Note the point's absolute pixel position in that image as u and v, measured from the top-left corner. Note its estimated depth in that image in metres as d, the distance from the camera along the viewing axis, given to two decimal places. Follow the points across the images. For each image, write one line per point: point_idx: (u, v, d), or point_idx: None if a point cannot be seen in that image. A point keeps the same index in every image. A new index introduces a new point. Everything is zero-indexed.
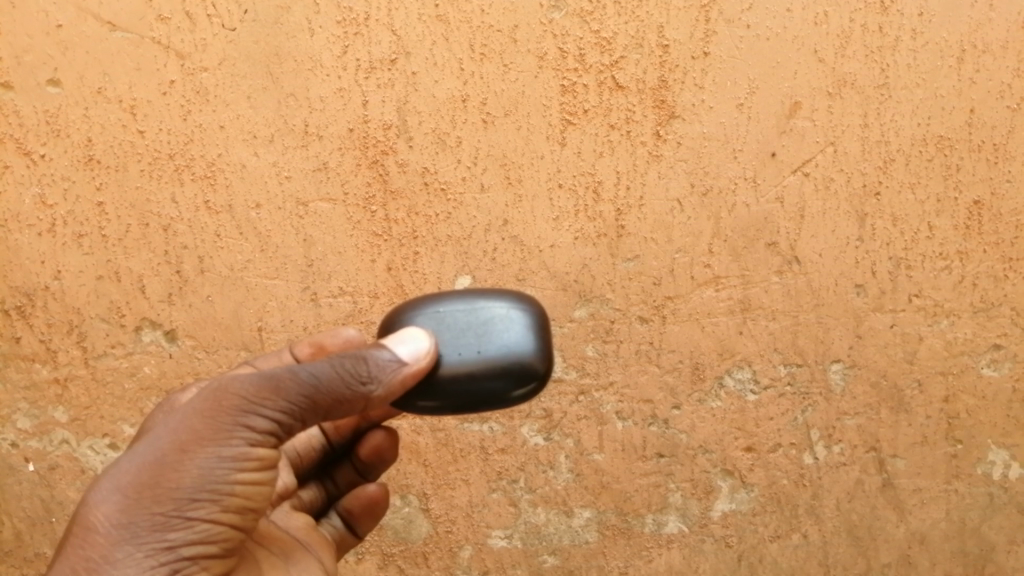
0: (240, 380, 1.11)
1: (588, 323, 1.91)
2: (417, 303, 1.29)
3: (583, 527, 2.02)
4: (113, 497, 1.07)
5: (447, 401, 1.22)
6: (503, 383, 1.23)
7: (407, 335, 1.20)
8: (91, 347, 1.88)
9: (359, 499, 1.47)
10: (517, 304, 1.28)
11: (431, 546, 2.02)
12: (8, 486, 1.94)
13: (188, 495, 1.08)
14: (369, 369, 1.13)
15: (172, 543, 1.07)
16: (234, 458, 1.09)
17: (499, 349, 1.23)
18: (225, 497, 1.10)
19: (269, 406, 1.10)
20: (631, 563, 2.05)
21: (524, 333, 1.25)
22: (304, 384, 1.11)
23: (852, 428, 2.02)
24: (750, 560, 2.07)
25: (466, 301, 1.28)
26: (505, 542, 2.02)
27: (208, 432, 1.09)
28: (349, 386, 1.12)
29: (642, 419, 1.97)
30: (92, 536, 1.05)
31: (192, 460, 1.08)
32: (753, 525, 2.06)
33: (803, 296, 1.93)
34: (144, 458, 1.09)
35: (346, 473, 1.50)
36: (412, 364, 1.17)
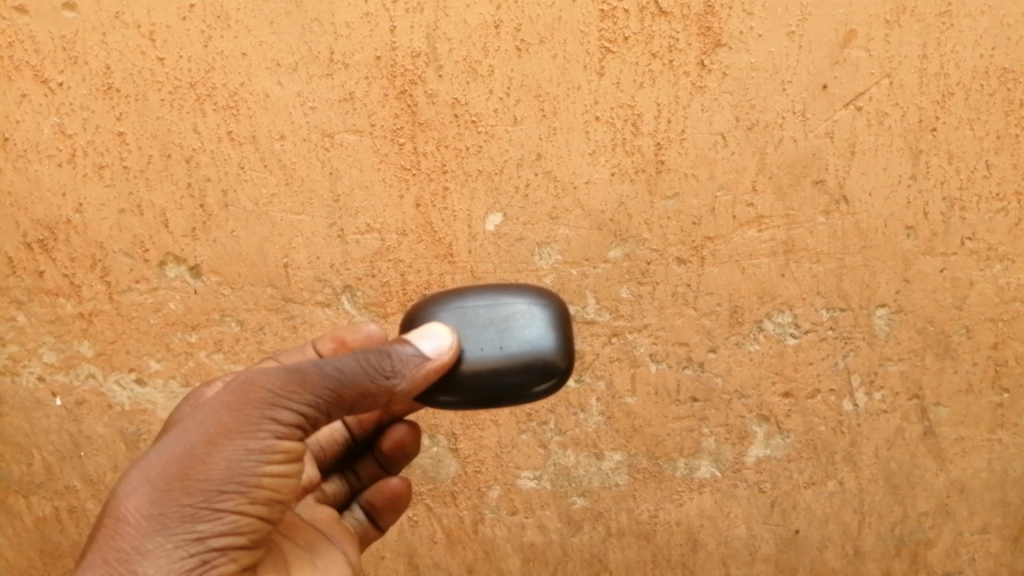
0: (267, 374, 1.15)
1: (623, 264, 1.84)
2: (440, 298, 1.33)
3: (613, 470, 1.98)
4: (143, 489, 1.10)
5: (468, 395, 1.26)
6: (523, 378, 1.27)
7: (431, 330, 1.25)
8: (115, 282, 1.85)
9: (381, 492, 1.51)
10: (537, 301, 1.32)
11: (459, 486, 2.00)
12: (36, 420, 1.93)
13: (217, 486, 1.11)
14: (392, 364, 1.18)
15: (202, 533, 1.11)
16: (261, 450, 1.13)
17: (520, 345, 1.27)
18: (253, 487, 1.13)
19: (295, 399, 1.14)
20: (661, 506, 2.02)
21: (544, 330, 1.29)
22: (329, 377, 1.15)
23: (895, 374, 1.95)
24: (782, 505, 2.04)
25: (488, 296, 1.32)
26: (534, 483, 2.00)
27: (235, 424, 1.12)
28: (372, 380, 1.16)
29: (676, 362, 1.91)
30: (124, 526, 1.09)
31: (220, 452, 1.12)
32: (787, 471, 2.01)
33: (849, 237, 1.84)
34: (174, 450, 1.12)
35: (369, 467, 1.54)
36: (434, 359, 1.22)
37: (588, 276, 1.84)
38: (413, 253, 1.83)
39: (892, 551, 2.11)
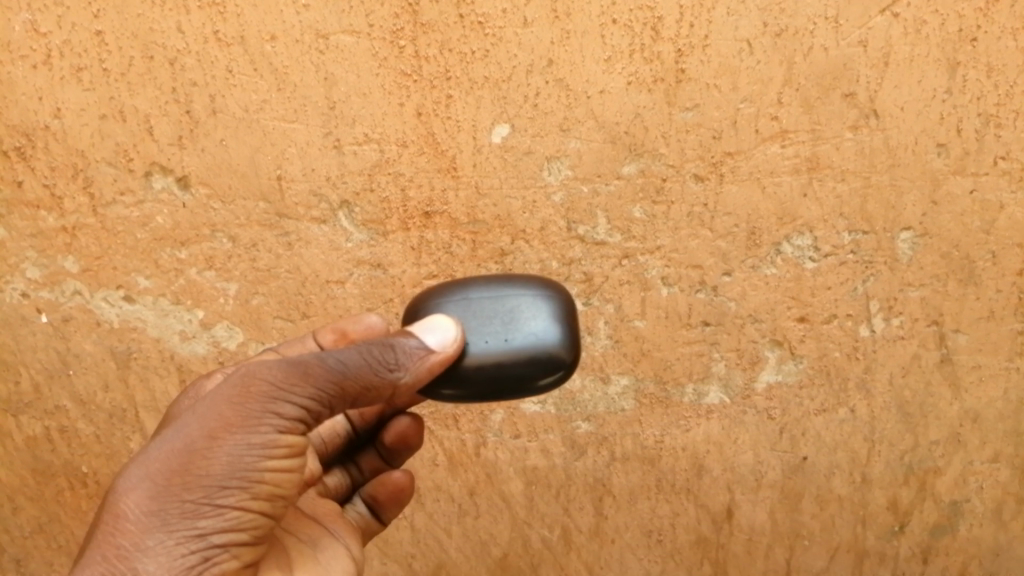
0: (268, 367, 1.13)
1: (637, 181, 1.74)
2: (445, 290, 1.34)
3: (620, 395, 1.92)
4: (142, 485, 1.06)
5: (472, 388, 1.27)
6: (527, 371, 1.27)
7: (434, 323, 1.25)
8: (99, 194, 1.75)
9: (383, 486, 1.47)
10: (543, 293, 1.32)
11: (461, 410, 1.96)
12: (21, 338, 1.87)
13: (218, 481, 1.08)
14: (396, 356, 1.19)
15: (203, 530, 1.07)
16: (263, 443, 1.10)
17: (524, 338, 1.27)
18: (255, 482, 1.10)
19: (298, 392, 1.12)
20: (668, 432, 1.97)
21: (550, 324, 1.29)
22: (332, 370, 1.14)
23: (915, 300, 1.87)
24: (792, 433, 1.99)
25: (493, 288, 1.32)
26: (538, 407, 1.95)
27: (237, 418, 1.09)
28: (376, 372, 1.17)
29: (689, 286, 1.82)
30: (123, 523, 1.05)
31: (221, 447, 1.08)
32: (798, 399, 1.95)
33: (877, 155, 1.74)
34: (173, 445, 1.08)
35: (371, 460, 1.49)
36: (436, 353, 1.22)
37: (600, 193, 1.74)
38: (414, 166, 1.72)
39: (900, 479, 2.08)
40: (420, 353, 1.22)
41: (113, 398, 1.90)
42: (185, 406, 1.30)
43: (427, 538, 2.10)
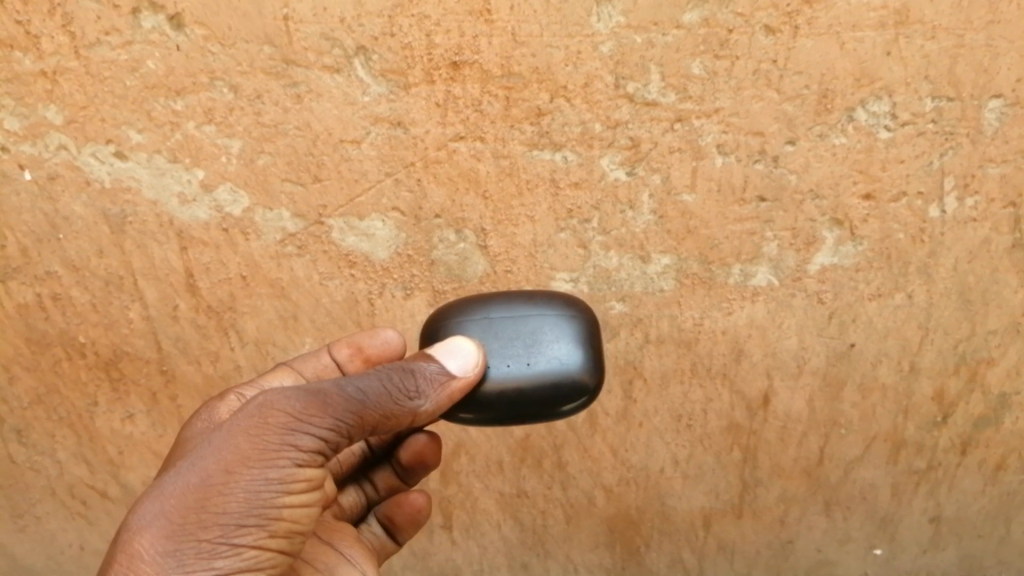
0: (285, 398, 1.17)
1: (699, 32, 1.51)
2: (469, 307, 1.42)
3: (659, 275, 1.75)
4: (157, 522, 1.07)
5: (491, 409, 1.34)
6: (547, 396, 1.33)
7: (456, 344, 1.33)
8: (81, 35, 1.54)
9: (398, 509, 1.54)
10: (564, 318, 1.38)
11: (487, 287, 1.75)
12: (5, 197, 1.70)
13: (234, 519, 1.10)
14: (416, 384, 1.27)
15: (219, 569, 1.09)
16: (280, 477, 1.14)
17: (545, 363, 1.34)
18: (269, 518, 1.13)
19: (316, 423, 1.17)
20: (708, 315, 1.81)
21: (571, 347, 1.35)
22: (352, 399, 1.21)
23: (994, 178, 1.67)
24: (841, 318, 1.84)
25: (516, 308, 1.40)
26: (570, 286, 1.76)
27: (254, 453, 1.12)
28: (395, 400, 1.25)
29: (747, 156, 1.62)
30: (138, 561, 1.05)
31: (238, 483, 1.11)
32: (853, 283, 1.79)
33: (976, 9, 1.50)
34: (188, 480, 1.10)
35: (387, 478, 1.54)
36: (456, 378, 1.30)
37: (655, 45, 1.52)
38: (441, 7, 1.49)
39: (950, 369, 1.95)
40: (437, 380, 1.29)
41: (108, 264, 1.75)
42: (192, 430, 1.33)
43: (445, 421, 1.98)
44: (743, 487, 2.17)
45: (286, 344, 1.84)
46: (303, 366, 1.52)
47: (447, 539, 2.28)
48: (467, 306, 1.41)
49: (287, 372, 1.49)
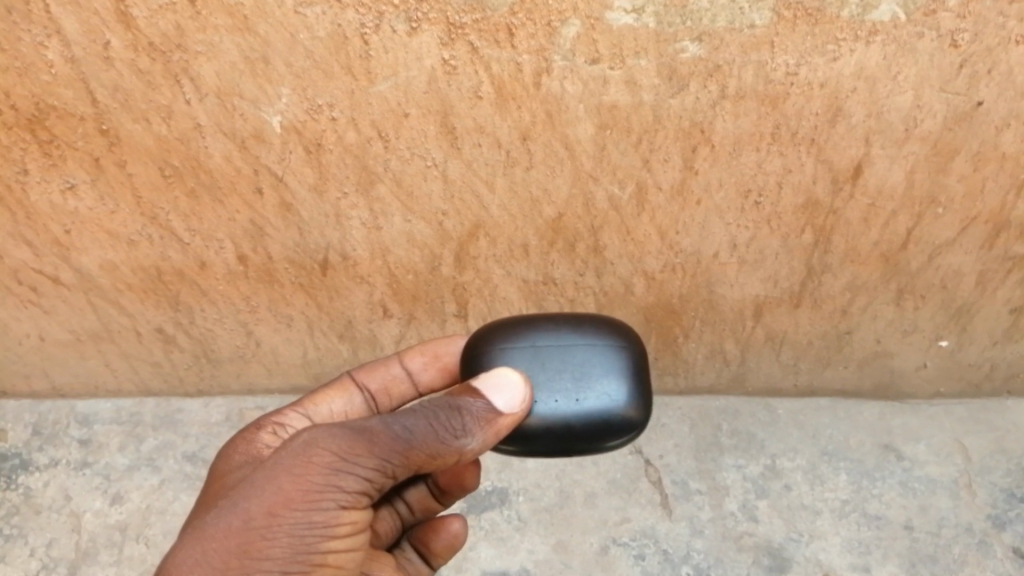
0: (329, 436, 1.12)
1: None
2: (513, 332, 1.35)
3: (751, 5, 1.32)
4: (200, 565, 1.05)
5: (537, 440, 1.29)
6: (595, 431, 1.29)
7: (506, 374, 1.25)
8: None
9: (435, 535, 1.45)
10: (612, 350, 1.33)
11: (521, 20, 1.33)
12: None
13: (277, 565, 1.07)
14: (464, 422, 1.18)
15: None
16: (323, 522, 1.10)
17: (593, 401, 1.29)
18: (308, 562, 1.10)
19: (362, 463, 1.12)
20: (806, 61, 1.40)
21: (619, 384, 1.30)
22: (398, 438, 1.14)
23: None
24: (975, 68, 1.42)
25: (562, 339, 1.34)
26: (631, 20, 1.34)
27: (298, 494, 1.09)
28: (441, 440, 1.16)
29: None
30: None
31: (282, 526, 1.08)
32: (1001, 19, 1.35)
33: None
34: (231, 522, 1.07)
35: (422, 499, 1.42)
36: (506, 413, 1.22)
37: None
38: None
39: None
40: (484, 419, 1.20)
41: None
42: (239, 459, 1.27)
43: (462, 200, 1.60)
44: (808, 274, 1.83)
45: (256, 97, 1.43)
46: (370, 377, 1.48)
47: (461, 330, 1.92)
48: (511, 332, 1.35)
49: (355, 389, 1.47)
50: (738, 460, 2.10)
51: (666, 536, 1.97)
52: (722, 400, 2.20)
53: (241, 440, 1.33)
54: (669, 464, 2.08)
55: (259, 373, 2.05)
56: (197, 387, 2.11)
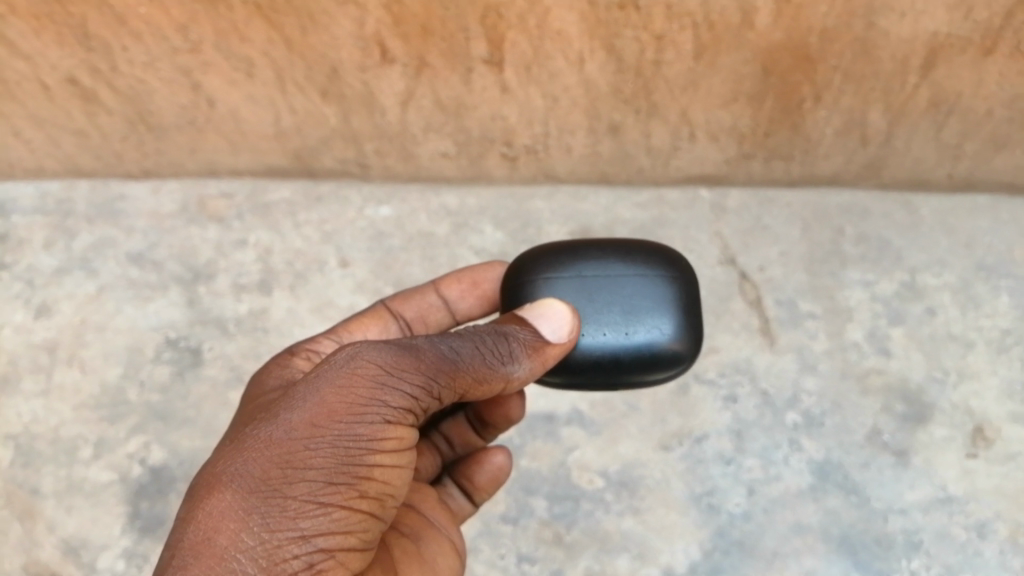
0: (371, 348, 0.87)
1: None
2: (552, 257, 1.07)
3: None
4: (235, 477, 0.79)
5: (580, 377, 1.03)
6: (644, 370, 1.02)
7: (553, 302, 0.98)
8: None
9: (478, 468, 1.15)
10: (669, 281, 1.04)
11: None
12: None
13: (321, 475, 0.81)
14: (509, 347, 0.94)
15: (304, 530, 0.80)
16: (375, 433, 0.83)
17: (643, 337, 1.01)
18: (359, 478, 0.82)
19: (410, 379, 0.86)
20: None
21: (677, 316, 1.03)
22: (447, 355, 0.90)
23: None
24: None
25: (609, 267, 1.06)
26: None
27: (342, 403, 0.82)
28: (487, 364, 0.93)
29: None
30: (216, 521, 0.77)
31: (328, 437, 0.81)
32: None
33: None
34: (268, 434, 0.81)
35: (461, 432, 1.16)
36: (553, 342, 0.96)
37: None
38: None
39: None
40: (530, 345, 0.96)
41: None
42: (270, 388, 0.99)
43: None
44: None
45: None
46: (403, 302, 1.18)
47: (494, 84, 1.35)
48: (551, 255, 1.07)
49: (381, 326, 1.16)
50: (866, 276, 1.54)
51: (767, 373, 1.45)
52: (845, 195, 1.61)
53: (276, 366, 1.04)
54: (773, 279, 1.52)
55: (220, 147, 1.52)
56: (142, 167, 1.58)
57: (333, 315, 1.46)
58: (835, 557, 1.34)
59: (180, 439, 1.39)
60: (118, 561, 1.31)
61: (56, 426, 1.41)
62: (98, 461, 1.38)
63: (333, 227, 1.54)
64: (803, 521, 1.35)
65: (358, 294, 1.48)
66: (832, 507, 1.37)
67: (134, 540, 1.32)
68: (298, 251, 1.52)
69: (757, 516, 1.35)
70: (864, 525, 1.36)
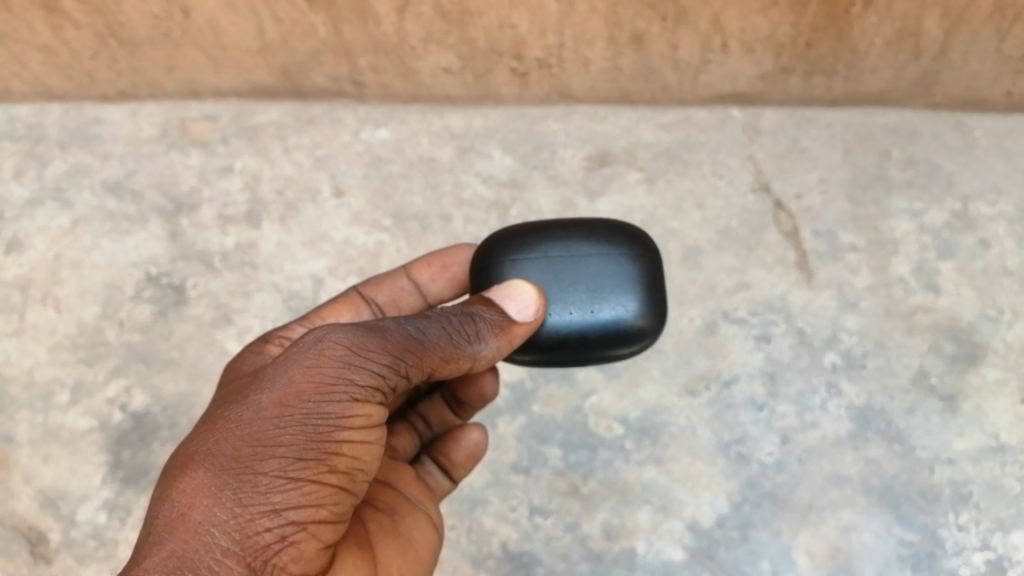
0: (337, 329, 0.80)
1: None
2: (517, 239, 0.97)
3: None
4: (208, 456, 0.73)
5: (546, 357, 0.94)
6: (609, 348, 0.92)
7: (517, 282, 0.91)
8: None
9: (453, 445, 1.05)
10: (637, 259, 0.94)
11: None
12: None
13: (292, 450, 0.74)
14: (477, 326, 0.87)
15: (276, 504, 0.73)
16: (345, 409, 0.77)
17: (609, 316, 0.91)
18: (331, 452, 0.76)
19: (377, 358, 0.79)
20: None
21: (642, 292, 0.93)
22: (415, 334, 0.83)
23: None
24: None
25: (572, 245, 0.95)
26: None
27: (309, 383, 0.76)
28: (454, 343, 0.85)
29: None
30: (188, 499, 0.72)
31: (298, 415, 0.75)
32: None
33: None
34: (239, 415, 0.76)
35: (439, 411, 1.08)
36: (518, 319, 0.89)
37: None
38: None
39: None
40: (498, 324, 0.88)
41: None
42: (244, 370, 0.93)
43: None
44: None
45: None
46: (374, 287, 1.08)
47: None
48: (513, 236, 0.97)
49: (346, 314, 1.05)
50: (914, 205, 1.40)
51: (803, 311, 1.32)
52: (892, 114, 1.46)
53: (246, 356, 0.95)
54: (811, 208, 1.39)
55: (199, 63, 1.39)
56: (117, 87, 1.45)
57: (328, 249, 1.34)
58: (875, 510, 1.22)
59: (164, 383, 1.28)
60: (99, 513, 1.22)
61: (31, 369, 1.30)
62: (76, 407, 1.28)
63: (326, 152, 1.40)
64: (841, 471, 1.24)
65: (355, 227, 1.35)
66: (872, 457, 1.25)
67: (116, 491, 1.23)
68: (289, 179, 1.39)
69: (791, 467, 1.24)
70: (908, 476, 1.24)
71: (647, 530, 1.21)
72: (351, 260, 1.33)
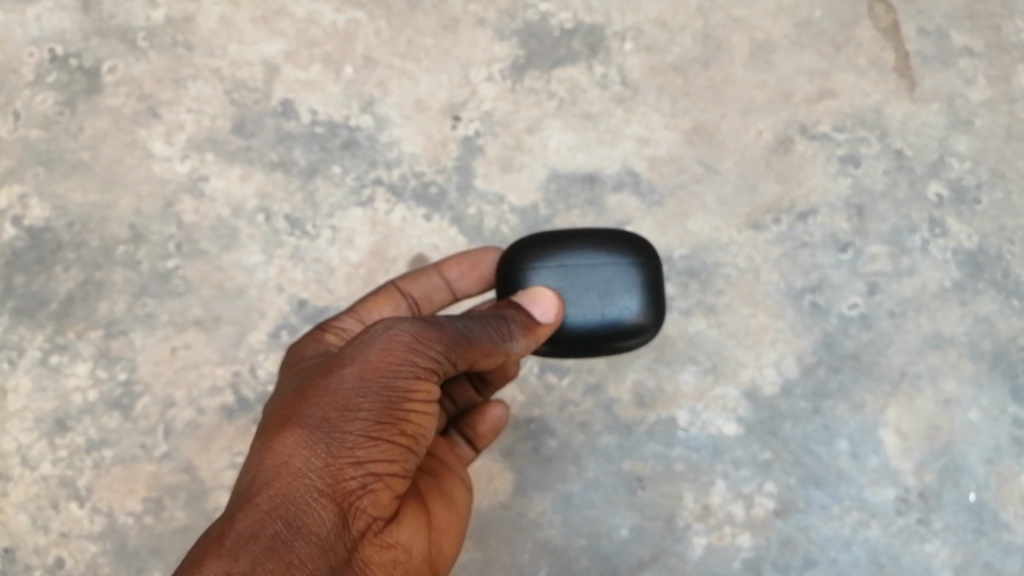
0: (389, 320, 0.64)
1: None
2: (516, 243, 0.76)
3: None
4: (298, 419, 0.60)
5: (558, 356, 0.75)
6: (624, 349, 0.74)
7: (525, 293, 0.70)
8: None
9: (478, 417, 0.80)
10: (641, 251, 0.75)
11: None
12: None
13: (373, 415, 0.60)
14: (504, 330, 0.68)
15: (362, 458, 0.59)
16: (416, 384, 0.62)
17: (621, 320, 0.72)
18: (404, 415, 0.62)
19: (436, 347, 0.64)
20: None
21: (649, 297, 0.73)
22: (469, 321, 0.67)
23: None
24: None
25: (561, 250, 0.75)
26: None
27: (378, 363, 0.62)
28: (490, 343, 0.67)
29: None
30: (283, 454, 0.59)
31: (375, 386, 0.61)
32: None
33: None
34: (317, 384, 0.62)
35: (463, 388, 0.81)
36: (542, 325, 0.69)
37: None
38: None
39: None
40: (525, 324, 0.69)
41: None
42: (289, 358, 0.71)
43: None
44: None
45: None
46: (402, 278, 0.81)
47: None
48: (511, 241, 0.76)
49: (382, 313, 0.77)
50: None
51: (903, 127, 1.02)
52: None
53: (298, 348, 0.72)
54: None
55: None
56: None
57: (286, 29, 1.02)
58: (985, 382, 0.95)
59: (69, 192, 0.98)
60: None
61: None
62: None
63: None
64: (943, 332, 0.96)
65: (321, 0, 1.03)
66: (984, 315, 0.96)
67: (6, 326, 0.95)
68: None
69: (880, 323, 0.96)
70: None
71: (692, 397, 0.93)
72: (316, 44, 1.02)
